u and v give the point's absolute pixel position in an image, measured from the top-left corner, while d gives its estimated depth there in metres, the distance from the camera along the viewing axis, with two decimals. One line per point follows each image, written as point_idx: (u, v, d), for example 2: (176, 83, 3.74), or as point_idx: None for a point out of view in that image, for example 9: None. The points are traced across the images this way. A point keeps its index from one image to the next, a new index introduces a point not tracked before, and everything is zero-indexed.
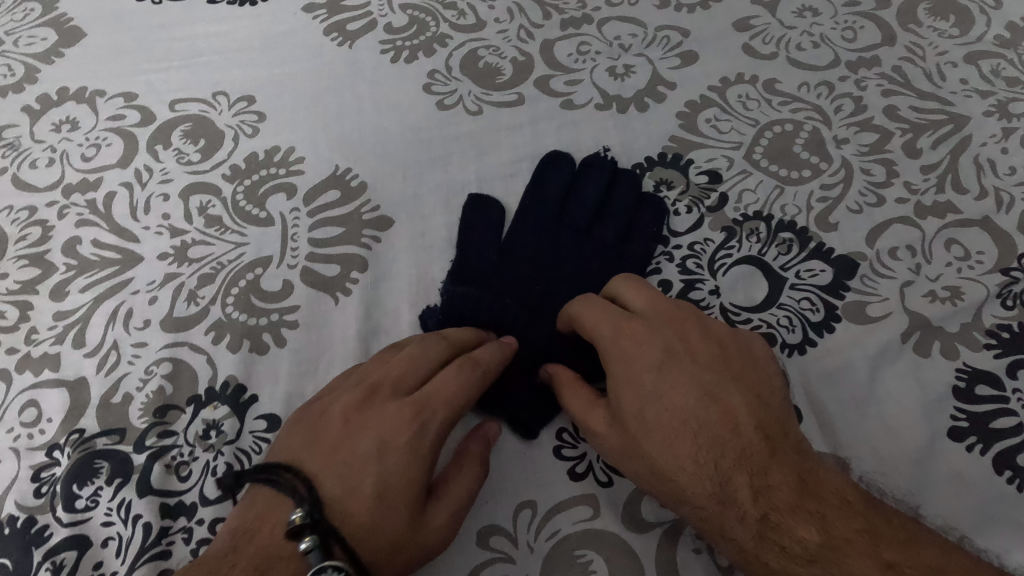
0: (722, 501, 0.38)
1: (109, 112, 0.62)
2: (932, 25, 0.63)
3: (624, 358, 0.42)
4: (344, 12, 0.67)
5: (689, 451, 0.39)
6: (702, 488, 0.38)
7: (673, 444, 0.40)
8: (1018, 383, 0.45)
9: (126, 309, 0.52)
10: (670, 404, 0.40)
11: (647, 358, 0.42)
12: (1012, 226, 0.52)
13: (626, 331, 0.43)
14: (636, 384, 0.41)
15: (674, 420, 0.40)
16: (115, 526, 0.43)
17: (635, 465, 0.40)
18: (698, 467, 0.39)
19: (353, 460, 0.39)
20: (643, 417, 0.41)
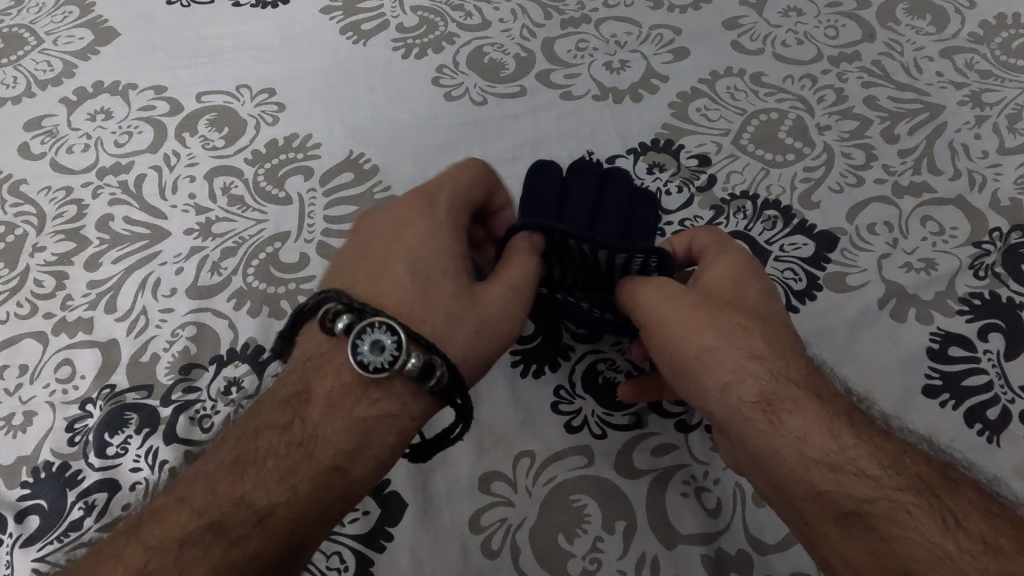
0: (753, 375, 0.40)
1: (141, 103, 0.67)
2: (910, 23, 0.67)
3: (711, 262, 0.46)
4: (359, 13, 0.72)
5: (743, 331, 0.41)
6: (734, 360, 0.40)
7: (727, 320, 0.42)
8: (988, 345, 0.48)
9: (155, 279, 0.55)
10: (734, 299, 0.44)
11: (738, 269, 0.46)
12: (984, 204, 0.55)
13: (730, 246, 0.47)
14: (712, 279, 0.45)
15: (731, 304, 0.43)
16: (143, 472, 0.47)
17: (674, 323, 0.43)
18: (742, 345, 0.41)
19: (384, 270, 0.42)
20: (705, 296, 0.43)
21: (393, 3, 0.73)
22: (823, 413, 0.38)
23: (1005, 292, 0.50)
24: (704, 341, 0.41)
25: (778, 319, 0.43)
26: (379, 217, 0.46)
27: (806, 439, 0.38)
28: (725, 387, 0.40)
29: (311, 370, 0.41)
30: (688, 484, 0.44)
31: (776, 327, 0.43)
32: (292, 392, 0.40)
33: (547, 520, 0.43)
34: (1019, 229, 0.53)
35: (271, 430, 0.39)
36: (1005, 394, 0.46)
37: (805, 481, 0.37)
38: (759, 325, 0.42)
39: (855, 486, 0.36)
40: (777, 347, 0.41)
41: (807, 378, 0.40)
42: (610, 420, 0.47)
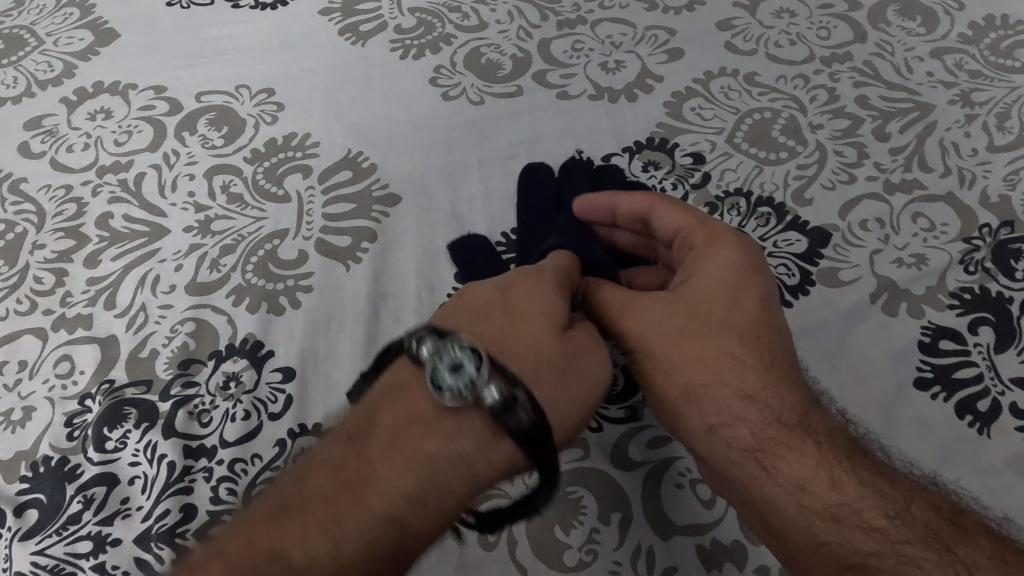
0: (740, 421, 0.41)
1: (140, 102, 0.67)
2: (901, 25, 0.68)
3: (692, 276, 0.45)
4: (358, 15, 0.73)
5: (729, 370, 0.42)
6: (721, 405, 0.42)
7: (712, 360, 0.42)
8: (979, 338, 0.49)
9: (154, 276, 0.56)
10: (719, 326, 0.43)
11: (729, 280, 0.44)
12: (974, 201, 0.56)
13: (714, 248, 0.45)
14: (696, 297, 0.44)
15: (716, 338, 0.43)
16: (141, 466, 0.47)
17: (658, 366, 0.44)
18: (729, 385, 0.42)
19: (493, 313, 0.42)
20: (688, 329, 0.43)
21: (392, 5, 0.73)
22: (816, 456, 0.39)
23: (995, 287, 0.51)
24: (690, 383, 0.42)
25: (771, 340, 0.43)
26: (469, 287, 0.45)
27: (801, 489, 0.39)
28: (713, 436, 0.41)
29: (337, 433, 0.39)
30: (683, 476, 0.45)
31: (768, 356, 0.42)
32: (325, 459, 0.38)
33: (543, 512, 0.44)
34: (1008, 225, 0.54)
35: (313, 505, 0.36)
36: (995, 386, 0.47)
37: (802, 529, 0.38)
38: (747, 360, 0.42)
39: (858, 537, 0.37)
40: (766, 383, 0.42)
41: (798, 415, 0.41)
42: (606, 413, 0.47)
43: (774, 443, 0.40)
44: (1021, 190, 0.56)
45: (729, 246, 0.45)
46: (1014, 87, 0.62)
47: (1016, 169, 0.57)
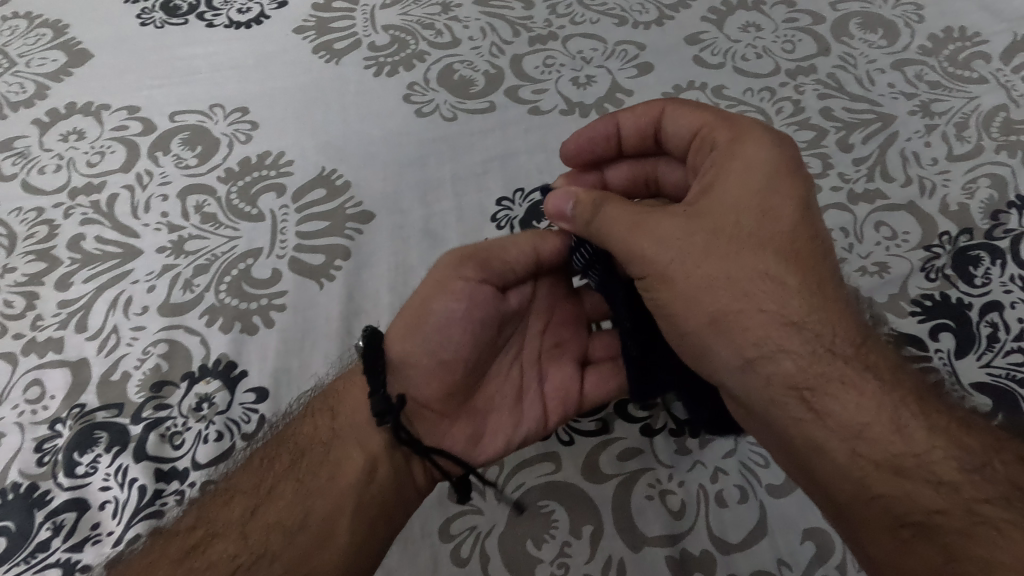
0: (783, 342, 0.40)
1: (113, 123, 0.67)
2: (863, 37, 0.69)
3: (730, 178, 0.44)
4: (332, 33, 0.74)
5: (771, 284, 0.41)
6: (763, 323, 0.41)
7: (755, 274, 0.41)
8: (939, 344, 0.50)
9: (126, 297, 0.56)
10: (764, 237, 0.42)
11: (765, 179, 0.43)
12: (935, 209, 0.57)
13: (743, 148, 0.44)
14: (730, 204, 0.43)
15: (758, 250, 0.42)
16: (112, 490, 0.47)
17: (695, 286, 0.42)
18: (770, 300, 0.41)
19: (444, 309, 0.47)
20: (728, 242, 0.42)
21: (366, 23, 0.74)
22: (868, 390, 0.39)
23: (954, 293, 0.52)
24: (730, 302, 0.41)
25: (812, 248, 0.42)
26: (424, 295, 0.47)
27: (858, 436, 0.38)
28: (748, 362, 0.41)
29: (321, 425, 0.46)
30: (654, 487, 0.45)
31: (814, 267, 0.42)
32: (312, 453, 0.45)
33: (515, 526, 0.44)
34: (967, 233, 0.55)
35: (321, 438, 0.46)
36: (956, 391, 0.48)
37: (860, 480, 0.38)
38: (790, 272, 0.41)
39: (924, 493, 0.36)
40: (808, 296, 0.41)
41: (840, 335, 0.40)
42: (578, 426, 0.48)
43: (813, 364, 0.40)
44: (979, 198, 0.57)
45: (764, 145, 0.44)
46: (972, 97, 0.64)
47: (974, 177, 0.58)
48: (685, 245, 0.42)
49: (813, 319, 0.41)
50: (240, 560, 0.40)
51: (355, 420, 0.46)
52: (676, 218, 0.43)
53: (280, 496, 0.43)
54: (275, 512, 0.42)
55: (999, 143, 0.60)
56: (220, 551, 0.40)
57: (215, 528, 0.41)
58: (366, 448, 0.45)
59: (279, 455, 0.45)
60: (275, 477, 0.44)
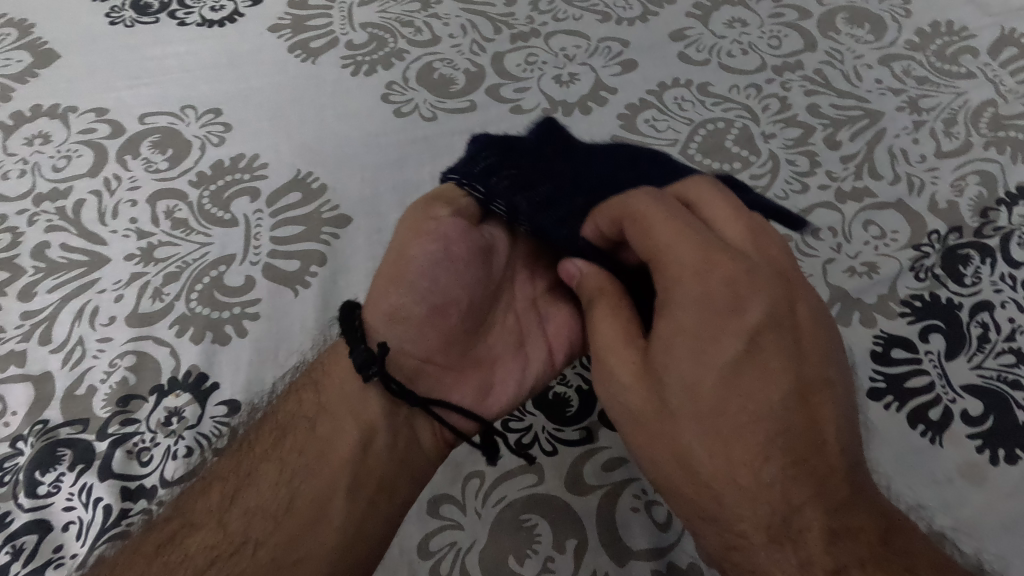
0: (736, 508, 0.36)
1: (81, 126, 0.65)
2: (849, 32, 0.68)
3: (670, 310, 0.38)
4: (307, 31, 0.71)
5: (727, 439, 0.36)
6: (721, 489, 0.36)
7: (715, 423, 0.36)
8: (929, 346, 0.49)
9: (93, 307, 0.54)
10: (715, 386, 0.36)
11: (713, 310, 0.37)
12: (923, 208, 0.56)
13: (688, 274, 0.38)
14: (669, 317, 0.38)
15: (706, 406, 0.36)
16: (76, 510, 0.45)
17: (645, 437, 0.38)
18: (725, 457, 0.36)
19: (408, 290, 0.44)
20: (676, 393, 0.37)
21: (343, 21, 0.72)
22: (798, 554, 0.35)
23: (944, 293, 0.51)
24: (682, 459, 0.37)
25: (775, 389, 0.36)
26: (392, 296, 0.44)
27: None
28: (703, 521, 0.37)
29: (307, 406, 0.45)
30: (639, 498, 0.44)
31: (777, 411, 0.36)
32: (300, 427, 0.44)
33: (496, 541, 0.43)
34: (956, 231, 0.54)
35: (312, 415, 0.45)
36: (947, 394, 0.47)
37: None
38: (747, 422, 0.36)
39: None
40: (761, 427, 0.35)
41: (797, 484, 0.35)
42: (561, 435, 0.47)
43: (773, 526, 0.36)
44: (968, 196, 0.56)
45: (719, 266, 0.38)
46: (960, 93, 0.63)
47: (963, 174, 0.57)
48: (637, 396, 0.38)
49: (776, 480, 0.35)
50: (217, 550, 0.39)
51: (339, 396, 0.44)
52: (623, 361, 0.39)
53: (261, 480, 0.42)
54: (257, 496, 0.41)
55: (988, 139, 0.59)
56: (198, 542, 0.39)
57: (191, 517, 0.41)
58: (355, 426, 0.44)
59: (263, 445, 0.43)
60: (257, 461, 0.43)
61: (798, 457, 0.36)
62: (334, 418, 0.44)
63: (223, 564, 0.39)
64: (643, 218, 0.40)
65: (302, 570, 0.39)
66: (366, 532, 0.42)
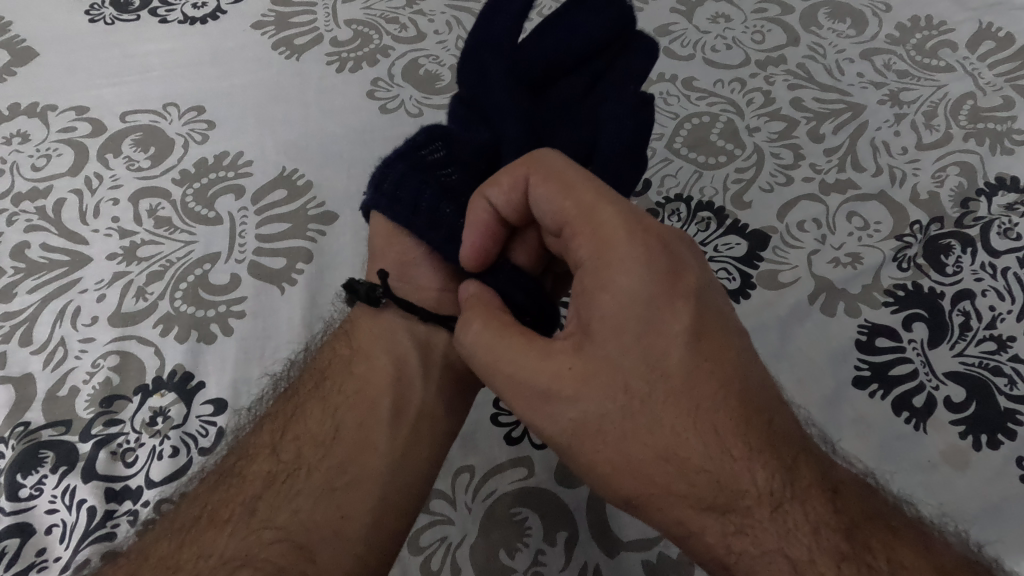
0: (732, 484, 0.36)
1: (60, 124, 0.64)
2: (831, 27, 0.69)
3: (613, 287, 0.37)
4: (292, 28, 0.71)
5: (695, 412, 0.36)
6: (702, 465, 0.36)
7: (675, 402, 0.36)
8: (912, 334, 0.49)
9: (74, 308, 0.53)
10: (674, 359, 0.36)
11: (650, 279, 0.37)
12: (905, 198, 0.57)
13: (618, 245, 0.37)
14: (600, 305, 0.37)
15: (670, 383, 0.36)
16: (59, 513, 0.44)
17: (613, 435, 0.36)
18: (700, 430, 0.36)
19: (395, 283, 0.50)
20: (635, 375, 0.36)
21: (327, 17, 0.72)
22: (790, 512, 0.36)
23: (926, 282, 0.52)
24: (662, 445, 0.36)
25: (721, 348, 0.38)
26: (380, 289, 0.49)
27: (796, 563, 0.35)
28: (704, 508, 0.36)
29: (343, 349, 0.48)
30: None
31: (730, 372, 0.37)
32: (337, 367, 0.47)
33: (487, 535, 0.43)
34: (938, 221, 0.55)
35: (350, 356, 0.47)
36: (930, 381, 0.48)
37: None
38: (710, 389, 0.37)
39: None
40: (710, 388, 0.37)
41: (775, 440, 0.37)
42: None
43: (763, 494, 0.36)
44: (948, 186, 0.57)
45: (643, 231, 0.38)
46: (940, 86, 0.64)
47: (944, 166, 0.58)
48: (591, 390, 0.36)
49: (754, 442, 0.36)
50: (273, 477, 0.42)
51: (371, 333, 0.48)
52: (569, 357, 0.37)
53: (308, 415, 0.45)
54: (303, 429, 0.44)
55: (967, 131, 0.60)
56: (256, 471, 0.42)
57: (246, 452, 0.43)
58: (391, 358, 0.47)
59: (306, 390, 0.46)
60: (301, 404, 0.45)
61: (761, 411, 0.37)
62: (374, 356, 0.47)
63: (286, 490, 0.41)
64: (557, 190, 0.40)
65: (361, 491, 0.42)
66: (415, 457, 0.44)
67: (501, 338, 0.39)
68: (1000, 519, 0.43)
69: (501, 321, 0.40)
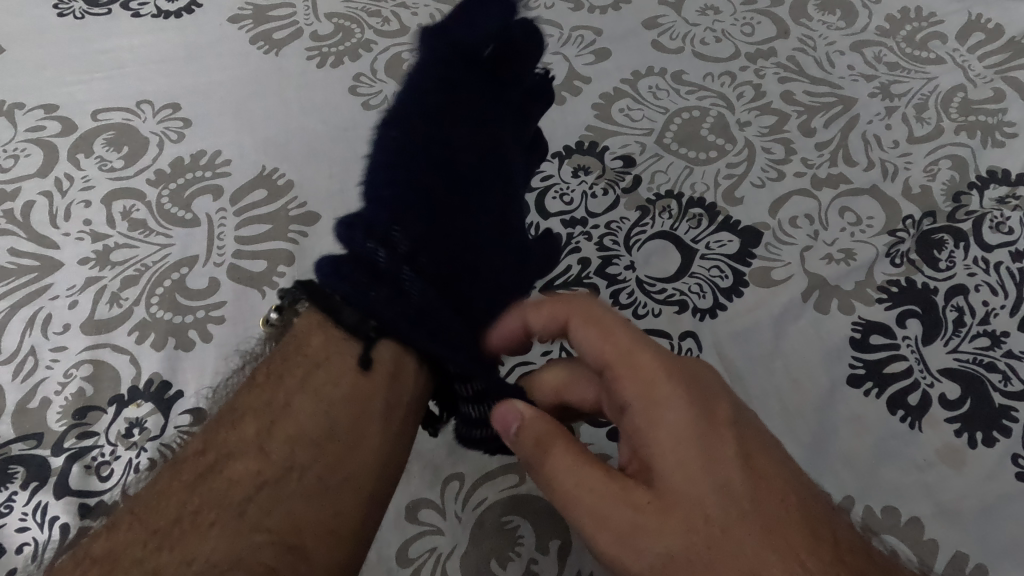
0: None
1: (28, 123, 0.61)
2: (822, 19, 0.68)
3: (665, 417, 0.36)
4: (270, 22, 0.69)
5: (766, 529, 0.34)
6: None
7: (741, 525, 0.34)
8: (907, 331, 0.49)
9: (45, 315, 0.51)
10: (735, 480, 0.35)
11: (700, 408, 0.36)
12: (897, 193, 0.56)
13: (663, 379, 0.37)
14: (654, 441, 0.36)
15: (732, 506, 0.34)
16: (30, 531, 0.42)
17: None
18: (771, 548, 0.33)
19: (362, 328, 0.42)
20: (701, 505, 0.34)
21: (307, 10, 0.69)
22: None
23: (920, 278, 0.51)
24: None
25: (782, 463, 0.37)
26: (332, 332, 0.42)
27: None
28: None
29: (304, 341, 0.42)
30: None
31: (795, 486, 0.36)
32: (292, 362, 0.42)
33: (479, 545, 0.42)
34: (930, 215, 0.54)
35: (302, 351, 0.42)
36: (925, 378, 0.47)
37: None
38: (773, 504, 0.35)
39: None
40: (769, 499, 0.35)
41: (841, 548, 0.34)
42: None
43: None
44: (941, 180, 0.56)
45: (688, 365, 0.39)
46: (930, 78, 0.63)
47: (935, 159, 0.58)
48: (662, 527, 0.34)
49: (851, 564, 0.33)
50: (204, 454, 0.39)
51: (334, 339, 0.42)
52: (636, 493, 0.36)
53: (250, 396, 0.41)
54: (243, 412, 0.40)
55: (959, 124, 0.60)
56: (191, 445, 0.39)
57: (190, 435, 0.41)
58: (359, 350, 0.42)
59: (274, 358, 0.42)
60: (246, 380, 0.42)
61: (821, 517, 0.35)
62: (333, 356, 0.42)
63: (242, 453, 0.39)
64: (599, 329, 0.40)
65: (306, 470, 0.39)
66: (372, 437, 0.42)
67: (563, 478, 0.37)
68: (996, 518, 0.42)
69: (556, 455, 0.38)
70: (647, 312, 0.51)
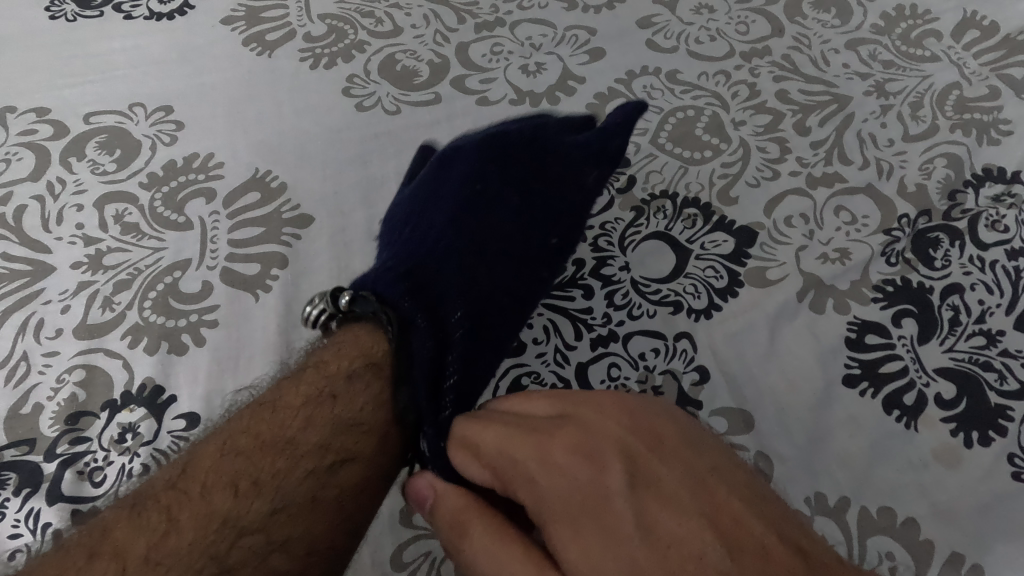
0: None
1: (20, 127, 0.61)
2: (816, 17, 0.68)
3: (549, 497, 0.34)
4: (263, 23, 0.68)
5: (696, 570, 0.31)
6: None
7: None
8: (902, 331, 0.49)
9: (37, 320, 0.50)
10: (645, 534, 0.32)
11: (577, 491, 0.35)
12: (892, 191, 0.56)
13: (534, 457, 0.36)
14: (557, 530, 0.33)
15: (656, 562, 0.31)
16: (23, 537, 0.42)
17: None
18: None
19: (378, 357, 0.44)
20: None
21: (300, 11, 0.69)
22: None
23: (915, 277, 0.51)
24: None
25: (693, 520, 0.33)
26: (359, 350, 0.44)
27: None
28: None
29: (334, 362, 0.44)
30: None
31: (705, 517, 0.33)
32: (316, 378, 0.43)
33: None
34: (925, 214, 0.54)
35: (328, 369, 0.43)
36: (920, 378, 0.47)
37: None
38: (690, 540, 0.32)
39: None
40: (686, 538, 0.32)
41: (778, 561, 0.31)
42: None
43: None
44: (936, 178, 0.56)
45: (565, 438, 0.37)
46: (925, 76, 0.63)
47: (930, 158, 0.58)
48: None
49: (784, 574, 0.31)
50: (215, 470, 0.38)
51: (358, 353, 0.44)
52: None
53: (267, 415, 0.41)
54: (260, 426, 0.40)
55: (954, 122, 0.60)
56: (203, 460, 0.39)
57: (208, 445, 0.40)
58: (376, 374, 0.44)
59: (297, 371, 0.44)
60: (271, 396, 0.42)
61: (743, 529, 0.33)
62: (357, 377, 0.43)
63: (273, 422, 0.41)
64: (477, 435, 0.39)
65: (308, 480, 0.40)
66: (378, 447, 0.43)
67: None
68: (993, 518, 0.42)
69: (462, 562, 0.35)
70: (643, 313, 0.51)
